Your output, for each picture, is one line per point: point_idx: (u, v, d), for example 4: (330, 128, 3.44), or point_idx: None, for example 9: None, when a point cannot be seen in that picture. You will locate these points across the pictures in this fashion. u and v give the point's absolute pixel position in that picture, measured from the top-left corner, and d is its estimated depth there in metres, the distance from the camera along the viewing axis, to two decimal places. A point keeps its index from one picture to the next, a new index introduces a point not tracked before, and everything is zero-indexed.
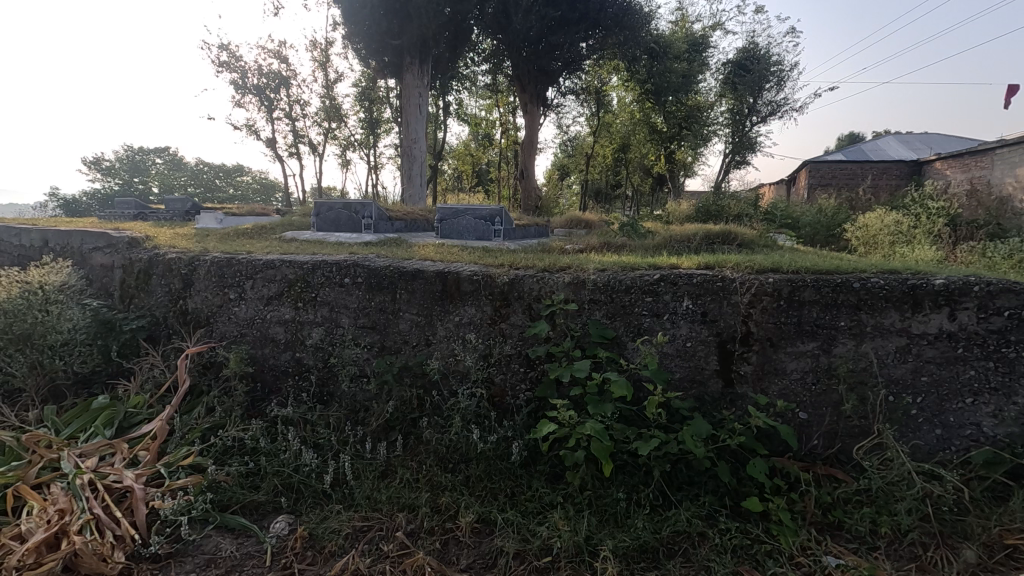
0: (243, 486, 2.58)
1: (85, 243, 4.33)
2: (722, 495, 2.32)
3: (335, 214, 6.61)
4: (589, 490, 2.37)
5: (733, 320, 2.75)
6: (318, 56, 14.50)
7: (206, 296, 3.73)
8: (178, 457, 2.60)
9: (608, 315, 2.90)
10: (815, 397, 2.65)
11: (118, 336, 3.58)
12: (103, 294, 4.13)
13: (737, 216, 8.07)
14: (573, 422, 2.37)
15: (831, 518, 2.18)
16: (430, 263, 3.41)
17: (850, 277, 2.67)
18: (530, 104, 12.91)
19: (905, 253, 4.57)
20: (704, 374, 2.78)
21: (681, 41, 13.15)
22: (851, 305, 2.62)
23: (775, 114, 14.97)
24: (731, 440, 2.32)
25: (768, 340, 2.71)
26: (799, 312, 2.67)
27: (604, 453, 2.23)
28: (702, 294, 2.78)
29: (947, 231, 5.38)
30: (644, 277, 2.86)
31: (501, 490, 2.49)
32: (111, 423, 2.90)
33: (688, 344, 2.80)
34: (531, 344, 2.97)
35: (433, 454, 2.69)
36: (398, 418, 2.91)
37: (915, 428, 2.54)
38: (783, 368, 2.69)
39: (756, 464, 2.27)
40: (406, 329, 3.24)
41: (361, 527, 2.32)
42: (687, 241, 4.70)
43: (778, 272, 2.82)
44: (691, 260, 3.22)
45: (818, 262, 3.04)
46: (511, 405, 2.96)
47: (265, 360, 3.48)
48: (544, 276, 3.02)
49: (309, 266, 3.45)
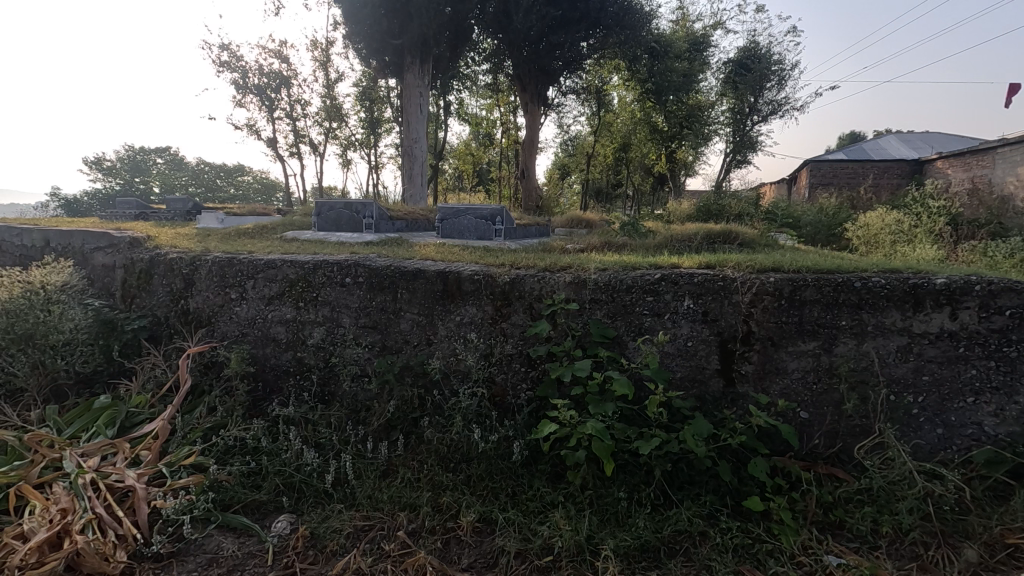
0: (244, 485, 2.58)
1: (86, 243, 4.33)
2: (723, 495, 2.32)
3: (336, 214, 6.61)
4: (590, 489, 2.37)
5: (734, 320, 2.75)
6: (319, 56, 14.52)
7: (208, 296, 3.74)
8: (179, 456, 2.60)
9: (609, 314, 2.90)
10: (816, 397, 2.65)
11: (120, 336, 3.59)
12: (105, 294, 4.14)
13: (739, 215, 8.07)
14: (575, 422, 2.37)
15: (833, 517, 2.18)
16: (431, 262, 3.42)
17: (851, 276, 2.67)
18: (531, 104, 12.87)
19: (906, 252, 4.56)
20: (705, 374, 2.77)
21: (681, 40, 13.15)
22: (853, 305, 2.62)
23: (776, 113, 14.96)
24: (733, 439, 2.32)
25: (769, 340, 2.71)
26: (800, 311, 2.67)
27: (606, 453, 2.23)
28: (703, 293, 2.78)
29: (948, 230, 5.38)
30: (645, 276, 2.87)
31: (502, 490, 2.49)
32: (112, 422, 2.90)
33: (689, 343, 2.80)
34: (532, 343, 2.98)
35: (434, 453, 2.70)
36: (400, 417, 2.91)
37: (916, 427, 2.53)
38: (784, 367, 2.69)
39: (757, 463, 2.27)
40: (408, 329, 3.24)
41: (363, 526, 2.32)
42: (688, 240, 4.70)
43: (779, 272, 2.82)
44: (692, 259, 3.22)
45: (819, 261, 3.04)
46: (512, 404, 2.96)
47: (267, 360, 3.48)
48: (545, 276, 3.03)
49: (310, 266, 3.46)
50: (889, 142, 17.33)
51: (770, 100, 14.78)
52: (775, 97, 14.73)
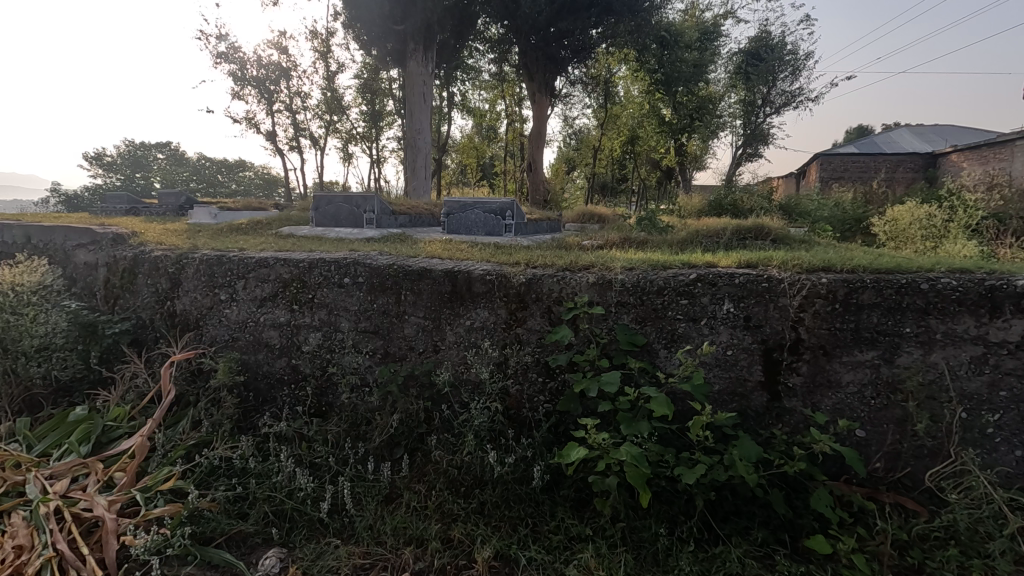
0: (230, 514, 2.26)
1: (68, 240, 4.03)
2: (777, 530, 2.02)
3: (336, 208, 6.27)
4: (622, 521, 2.08)
5: (780, 326, 2.44)
6: (319, 45, 14.15)
7: (195, 297, 3.45)
8: (157, 478, 2.31)
9: (637, 318, 2.60)
10: (873, 413, 2.33)
11: (99, 340, 3.31)
12: (86, 295, 3.83)
13: (752, 210, 7.82)
14: (605, 444, 2.06)
15: (911, 560, 1.87)
16: (438, 261, 3.11)
17: (915, 276, 2.36)
18: (540, 94, 12.43)
19: (944, 247, 4.26)
20: (747, 386, 2.47)
21: (692, 29, 12.70)
22: (918, 310, 2.31)
23: (790, 104, 14.56)
24: (789, 467, 2.00)
25: (820, 348, 2.40)
26: (856, 317, 2.37)
27: (641, 481, 1.93)
28: (745, 296, 2.47)
29: (982, 224, 5.07)
30: (678, 277, 2.56)
31: (521, 519, 2.20)
32: (87, 437, 2.65)
33: (728, 352, 2.49)
34: (552, 351, 2.68)
35: (443, 476, 2.39)
36: (404, 434, 2.61)
37: (993, 449, 2.21)
38: (837, 380, 2.38)
39: (821, 496, 1.95)
40: (412, 334, 2.94)
41: (363, 565, 2.02)
42: (717, 236, 4.36)
43: (831, 271, 2.50)
44: (729, 257, 2.88)
45: (873, 260, 2.71)
46: (529, 419, 2.65)
47: (259, 367, 3.18)
48: (565, 276, 2.72)
49: (306, 264, 3.17)
50: (902, 136, 16.89)
51: (783, 91, 14.37)
52: (788, 88, 14.30)
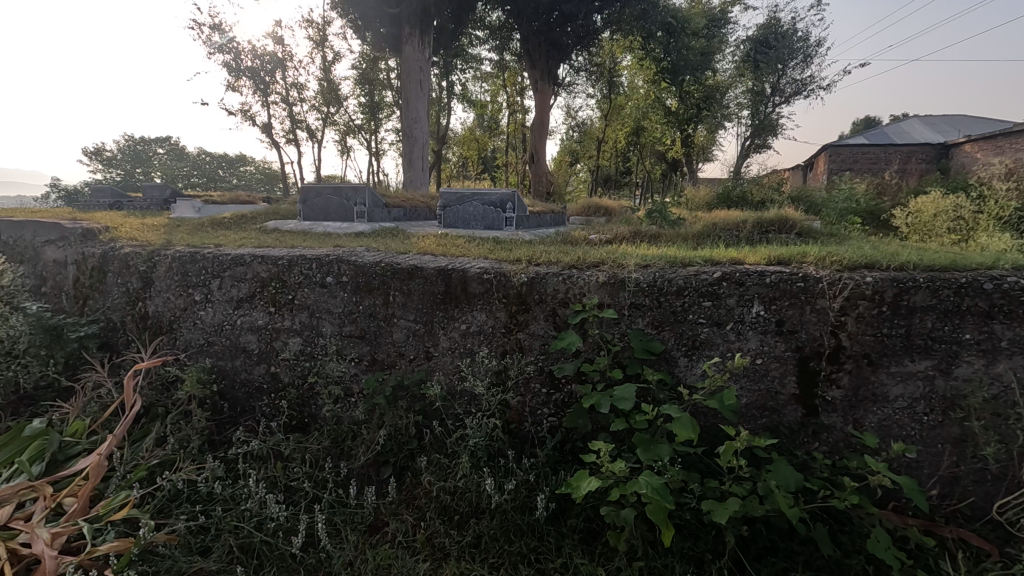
0: (190, 550, 1.97)
1: (35, 235, 3.73)
2: (821, 571, 1.73)
3: (325, 201, 5.96)
4: (639, 559, 1.79)
5: (819, 332, 2.13)
6: (314, 35, 13.79)
7: (167, 298, 3.16)
8: (110, 507, 2.04)
9: (653, 323, 2.30)
10: (926, 432, 2.04)
11: (64, 345, 3.01)
12: (55, 295, 3.55)
13: (762, 202, 7.53)
14: (620, 472, 1.76)
15: None
16: (430, 258, 2.81)
17: (976, 274, 2.04)
18: (541, 82, 12.05)
19: (980, 240, 3.93)
20: (779, 401, 2.18)
21: (698, 16, 12.10)
22: (981, 313, 2.00)
23: (801, 93, 14.11)
24: (837, 500, 1.70)
25: (864, 357, 2.10)
26: (907, 321, 2.05)
27: (664, 517, 1.62)
28: (777, 297, 2.16)
29: (1014, 215, 4.73)
30: (700, 276, 2.25)
31: (522, 556, 1.90)
32: (41, 455, 2.37)
33: (758, 361, 2.20)
34: (557, 360, 2.39)
35: (435, 502, 2.11)
36: (392, 451, 2.34)
37: None
38: (884, 394, 2.08)
39: (878, 537, 1.63)
40: (402, 340, 2.65)
41: None
42: (736, 229, 4.03)
43: (875, 269, 2.18)
44: (755, 253, 2.55)
45: (920, 256, 2.39)
46: (531, 434, 2.38)
47: (236, 374, 2.91)
48: (572, 274, 2.41)
49: (285, 262, 2.87)
50: (913, 126, 16.42)
51: (793, 80, 13.93)
52: (799, 77, 13.87)
